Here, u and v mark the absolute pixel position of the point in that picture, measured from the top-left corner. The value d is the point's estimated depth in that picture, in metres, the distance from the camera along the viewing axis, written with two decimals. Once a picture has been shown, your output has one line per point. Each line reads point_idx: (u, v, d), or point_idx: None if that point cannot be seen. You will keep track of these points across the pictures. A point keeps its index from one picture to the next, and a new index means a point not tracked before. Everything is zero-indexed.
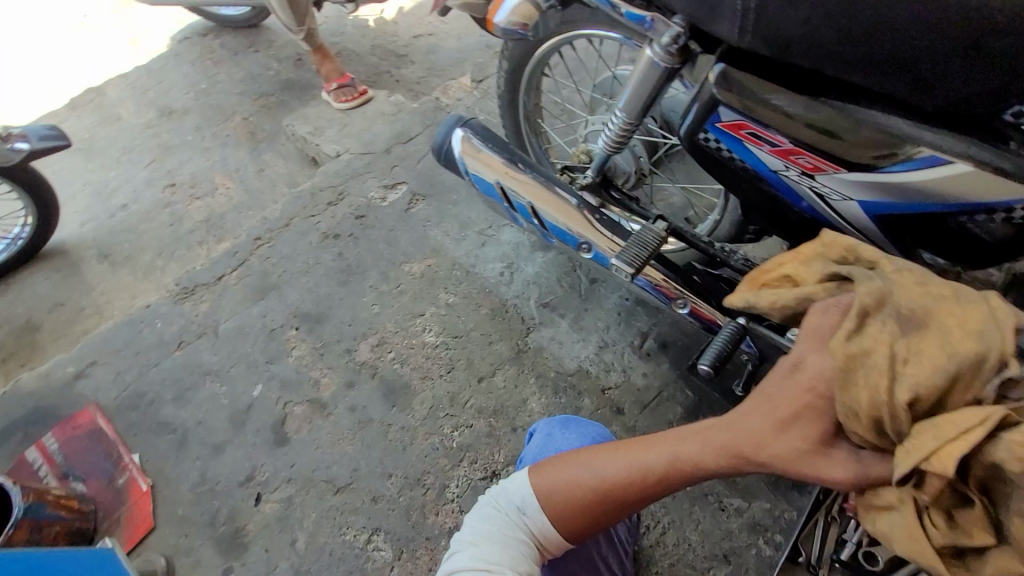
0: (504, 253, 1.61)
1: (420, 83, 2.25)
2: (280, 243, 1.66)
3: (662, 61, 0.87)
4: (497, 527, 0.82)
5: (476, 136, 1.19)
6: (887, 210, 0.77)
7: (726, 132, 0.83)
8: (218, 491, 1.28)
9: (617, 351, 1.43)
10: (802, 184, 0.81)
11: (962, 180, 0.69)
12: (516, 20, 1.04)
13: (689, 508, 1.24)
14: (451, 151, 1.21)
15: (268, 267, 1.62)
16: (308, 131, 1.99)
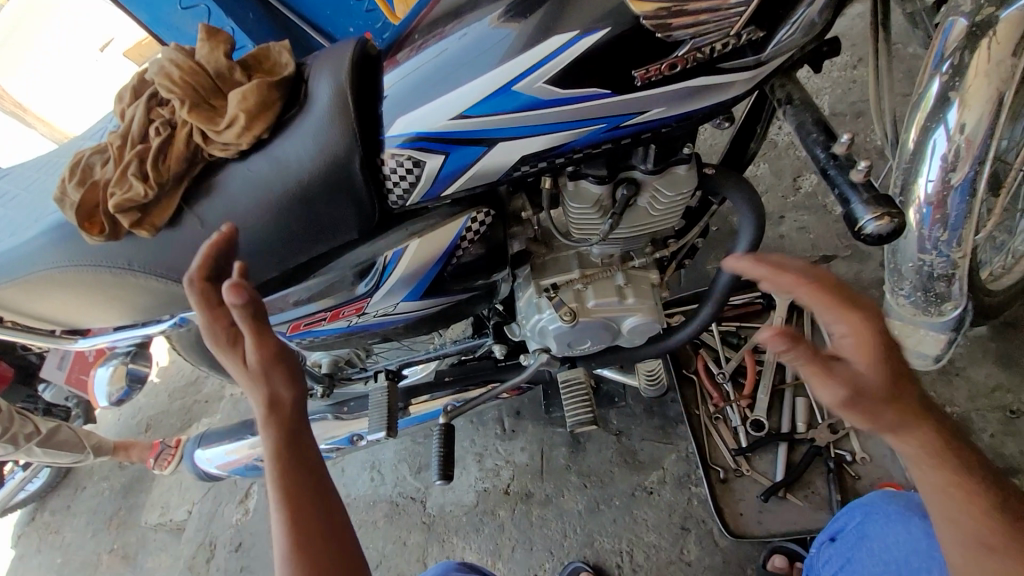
0: (362, 461, 1.74)
1: (219, 387, 2.38)
2: (230, 508, 1.86)
3: None
4: None
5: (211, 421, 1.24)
6: (422, 287, 0.86)
7: (296, 332, 0.91)
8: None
9: (491, 452, 1.56)
10: (369, 318, 0.89)
11: (426, 241, 0.80)
12: (114, 386, 1.02)
13: (630, 514, 1.33)
14: (204, 470, 1.28)
15: (230, 528, 1.82)
16: (168, 488, 2.18)
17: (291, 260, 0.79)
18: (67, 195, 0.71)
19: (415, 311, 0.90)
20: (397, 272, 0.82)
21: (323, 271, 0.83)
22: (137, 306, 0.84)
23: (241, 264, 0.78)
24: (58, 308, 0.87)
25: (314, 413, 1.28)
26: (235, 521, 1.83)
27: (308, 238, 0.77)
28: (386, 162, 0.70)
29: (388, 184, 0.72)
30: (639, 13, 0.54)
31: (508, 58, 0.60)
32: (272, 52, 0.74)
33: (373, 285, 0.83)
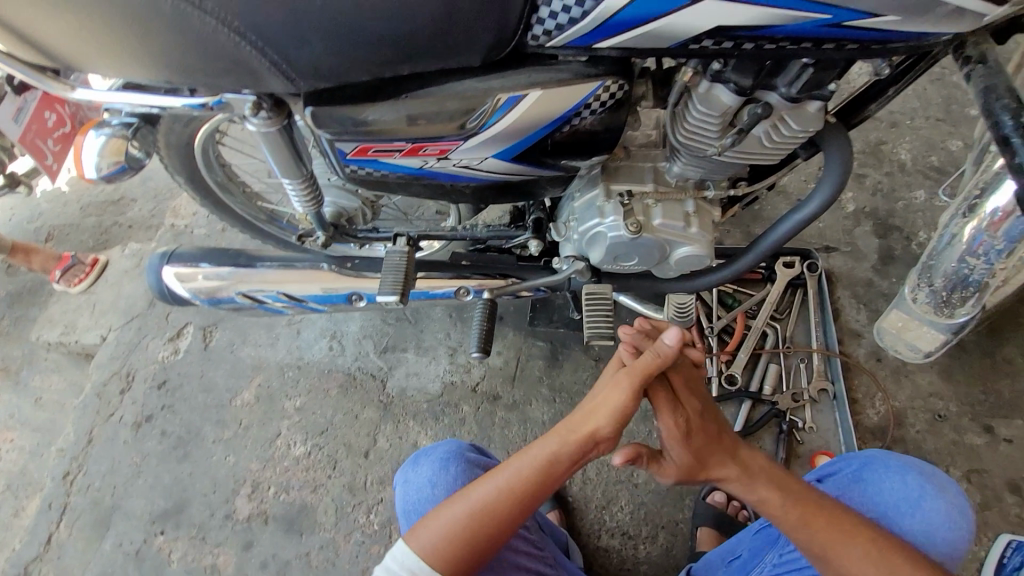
0: (322, 328, 1.64)
1: (152, 213, 2.10)
2: (155, 344, 1.69)
3: (267, 130, 0.79)
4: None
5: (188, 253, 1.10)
6: (517, 150, 0.78)
7: (358, 159, 0.79)
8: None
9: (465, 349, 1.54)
10: (445, 166, 0.80)
11: (549, 97, 0.71)
12: (108, 158, 0.81)
13: None
14: (169, 291, 1.13)
15: (153, 364, 1.65)
16: (71, 312, 1.91)
17: (394, 67, 0.67)
18: None
19: (493, 174, 0.82)
20: (504, 121, 0.73)
21: (419, 95, 0.71)
22: (177, 64, 0.67)
23: (338, 51, 0.65)
24: (64, 33, 0.68)
25: (309, 261, 1.13)
26: (159, 358, 1.66)
27: (429, 44, 0.65)
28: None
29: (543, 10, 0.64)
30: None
31: None
32: None
33: (471, 129, 0.74)
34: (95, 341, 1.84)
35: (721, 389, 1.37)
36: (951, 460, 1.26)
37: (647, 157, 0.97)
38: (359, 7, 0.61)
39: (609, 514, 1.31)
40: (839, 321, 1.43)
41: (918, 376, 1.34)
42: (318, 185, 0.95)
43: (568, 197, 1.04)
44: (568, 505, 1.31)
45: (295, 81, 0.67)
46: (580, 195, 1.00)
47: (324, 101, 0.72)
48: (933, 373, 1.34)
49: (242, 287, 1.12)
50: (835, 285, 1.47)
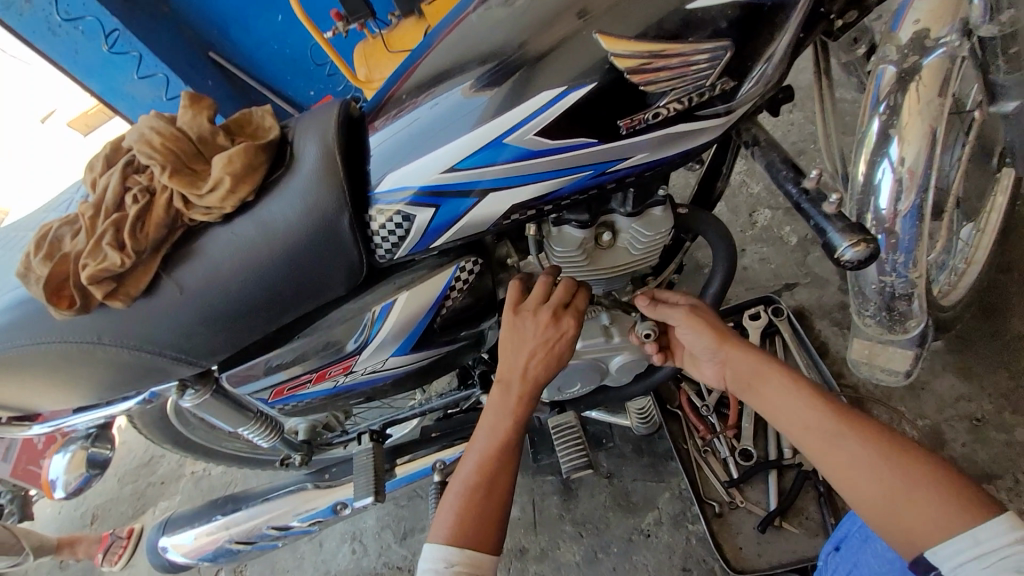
0: (342, 530, 1.62)
1: (176, 465, 2.20)
2: None
3: (202, 401, 0.88)
4: None
5: (186, 520, 1.17)
6: (413, 341, 0.85)
7: (281, 397, 0.87)
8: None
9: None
10: (358, 375, 0.87)
11: (414, 296, 0.79)
12: (73, 474, 0.94)
13: (629, 559, 1.29)
14: (172, 559, 1.17)
15: None
16: None
17: (273, 323, 0.77)
18: (32, 268, 0.68)
19: (405, 365, 0.88)
20: (385, 327, 0.81)
21: (307, 333, 0.80)
22: (99, 384, 0.79)
23: (219, 331, 0.74)
24: (9, 392, 0.80)
25: (290, 485, 1.17)
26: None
27: (291, 299, 0.74)
28: (375, 217, 0.70)
29: (372, 241, 0.72)
30: (621, 67, 0.59)
31: (495, 110, 0.62)
32: (255, 117, 0.75)
33: (362, 342, 0.81)
34: None
35: (741, 467, 1.29)
36: (1014, 467, 1.13)
37: None
38: (219, 298, 0.72)
39: None
40: (830, 354, 1.38)
41: (935, 385, 1.24)
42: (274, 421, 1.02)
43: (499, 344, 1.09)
44: None
45: (193, 364, 0.77)
46: None
47: (231, 364, 0.82)
48: (950, 376, 1.24)
49: (233, 534, 1.15)
50: (811, 319, 1.44)
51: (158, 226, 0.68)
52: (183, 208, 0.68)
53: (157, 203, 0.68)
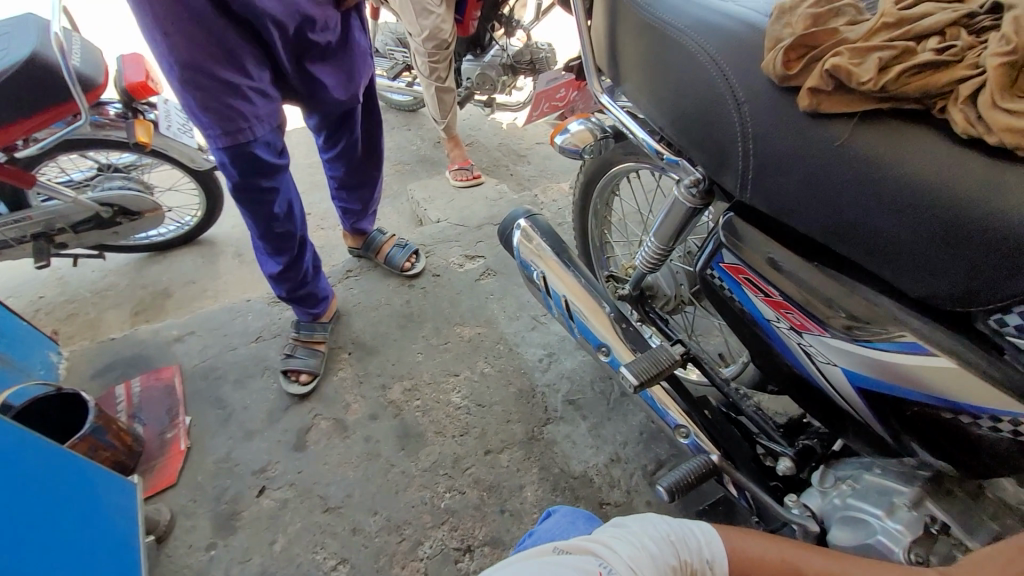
0: (548, 342, 1.76)
1: (528, 181, 2.59)
2: (446, 253, 2.09)
3: (685, 201, 0.90)
4: (666, 548, 0.72)
5: (538, 230, 1.33)
6: (869, 386, 0.70)
7: (727, 272, 0.82)
8: (235, 472, 1.50)
9: (627, 470, 1.45)
10: (790, 338, 0.77)
11: (953, 377, 0.62)
12: (574, 140, 1.11)
13: None
14: (511, 235, 1.37)
15: (438, 265, 2.04)
16: (424, 195, 2.45)
17: (834, 240, 0.69)
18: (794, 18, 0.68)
19: (825, 382, 0.75)
20: (886, 354, 0.66)
21: (831, 273, 0.71)
22: (679, 122, 0.83)
23: (802, 197, 0.70)
24: (639, 57, 0.90)
25: (601, 298, 1.23)
26: (449, 259, 2.06)
27: (880, 248, 0.65)
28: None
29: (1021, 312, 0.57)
30: None
31: None
32: None
33: (849, 335, 0.69)
34: (430, 220, 2.32)
35: None
36: None
37: (997, 517, 0.76)
38: (851, 183, 0.65)
39: None
40: None
41: None
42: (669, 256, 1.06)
43: (866, 461, 0.89)
44: None
45: (744, 189, 0.76)
46: (881, 474, 0.84)
47: (748, 217, 0.79)
48: None
49: (551, 274, 1.28)
50: None
51: (921, 88, 0.58)
52: (963, 97, 0.57)
53: (951, 69, 0.57)
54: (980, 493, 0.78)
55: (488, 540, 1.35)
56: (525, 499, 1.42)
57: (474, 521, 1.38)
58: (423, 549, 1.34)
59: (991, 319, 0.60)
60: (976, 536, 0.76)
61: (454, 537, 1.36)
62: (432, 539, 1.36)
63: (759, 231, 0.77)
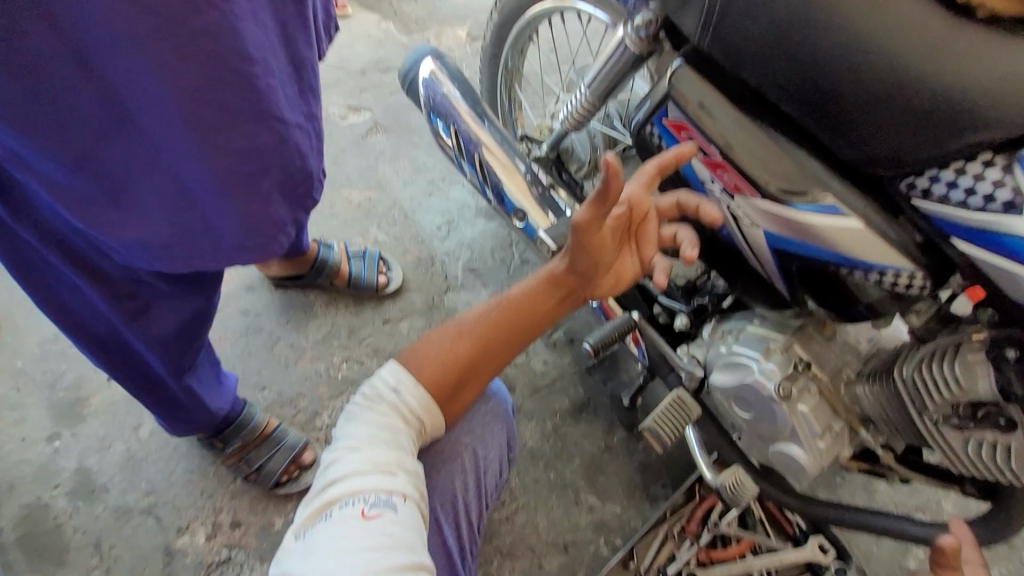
0: (447, 209, 1.64)
1: (416, 22, 2.17)
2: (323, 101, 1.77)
3: (631, 46, 0.81)
4: (364, 428, 0.71)
5: (447, 75, 1.15)
6: (784, 245, 0.76)
7: (669, 130, 0.79)
8: (72, 355, 1.25)
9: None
10: (721, 201, 0.79)
11: (858, 236, 0.68)
12: None
13: (547, 494, 1.33)
14: (416, 79, 1.17)
15: None
16: None
17: (784, 97, 0.67)
18: None
19: (745, 243, 0.81)
20: (806, 217, 0.71)
21: (771, 135, 0.70)
22: None
23: (766, 44, 0.65)
24: None
25: (519, 159, 1.14)
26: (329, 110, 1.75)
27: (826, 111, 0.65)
28: (984, 182, 0.59)
29: (929, 180, 0.63)
30: None
31: None
32: None
33: (778, 197, 0.72)
34: None
35: None
36: None
37: (840, 356, 0.93)
38: (817, 34, 0.62)
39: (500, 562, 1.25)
40: None
41: None
42: (596, 112, 0.98)
43: (749, 315, 1.00)
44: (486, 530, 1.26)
45: (704, 33, 0.69)
46: (759, 325, 0.96)
47: (699, 68, 0.74)
48: None
49: (464, 128, 1.14)
50: None
51: None
52: None
53: None
54: (833, 336, 0.93)
55: None
56: None
57: None
58: (319, 420, 1.29)
59: (902, 182, 0.65)
60: (824, 370, 0.92)
61: None
62: (329, 409, 1.31)
63: (707, 83, 0.73)
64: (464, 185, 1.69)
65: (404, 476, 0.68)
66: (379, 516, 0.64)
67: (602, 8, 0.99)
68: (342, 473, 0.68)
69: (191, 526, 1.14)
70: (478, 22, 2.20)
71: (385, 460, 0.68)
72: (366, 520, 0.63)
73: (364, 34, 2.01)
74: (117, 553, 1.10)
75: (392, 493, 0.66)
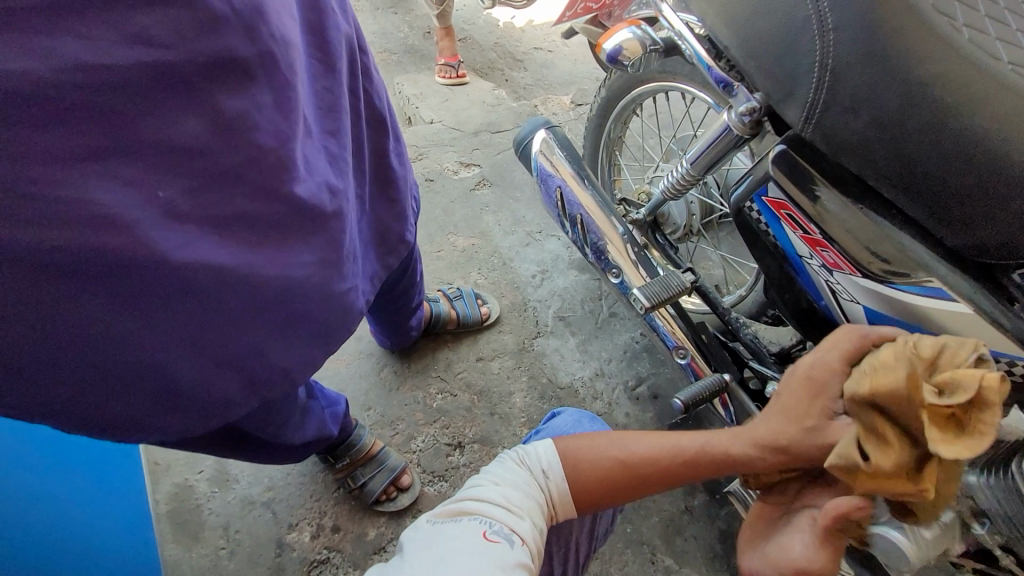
0: (542, 259, 1.76)
1: (524, 89, 2.40)
2: (440, 158, 2.00)
3: (734, 129, 0.88)
4: (515, 472, 0.76)
5: (557, 143, 1.29)
6: (884, 323, 0.78)
7: (768, 207, 0.85)
8: None
9: (609, 384, 1.54)
10: (820, 275, 0.83)
11: (966, 321, 0.68)
12: (625, 48, 1.02)
13: (622, 547, 1.33)
14: (529, 146, 1.32)
15: (431, 171, 1.96)
16: (414, 93, 2.28)
17: (887, 184, 0.71)
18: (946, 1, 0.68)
19: (843, 316, 0.83)
20: (908, 297, 0.73)
21: (875, 216, 0.74)
22: (747, 45, 0.81)
23: (870, 136, 0.70)
24: None
25: (618, 221, 1.23)
26: (443, 165, 1.98)
27: (935, 198, 0.68)
28: None
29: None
30: None
31: None
32: None
33: (879, 277, 0.74)
34: (422, 120, 2.18)
35: None
36: None
37: None
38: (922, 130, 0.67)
39: None
40: None
41: None
42: (695, 183, 1.06)
43: None
44: None
45: (808, 124, 0.75)
46: None
47: (802, 152, 0.79)
48: None
49: (568, 189, 1.26)
50: None
51: None
52: None
53: None
54: None
55: (477, 439, 1.43)
56: (512, 401, 1.49)
57: (463, 421, 1.45)
58: (412, 443, 1.41)
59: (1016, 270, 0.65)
60: None
61: (445, 435, 1.43)
62: (423, 434, 1.43)
63: (808, 167, 0.78)
64: (559, 238, 1.81)
65: (531, 526, 0.69)
66: (502, 541, 0.64)
67: (706, 91, 1.07)
68: (481, 497, 0.71)
69: (299, 524, 1.28)
70: (581, 89, 2.38)
71: (521, 507, 0.71)
72: (486, 537, 0.64)
73: (478, 98, 2.26)
74: (239, 538, 1.26)
75: (516, 532, 0.67)
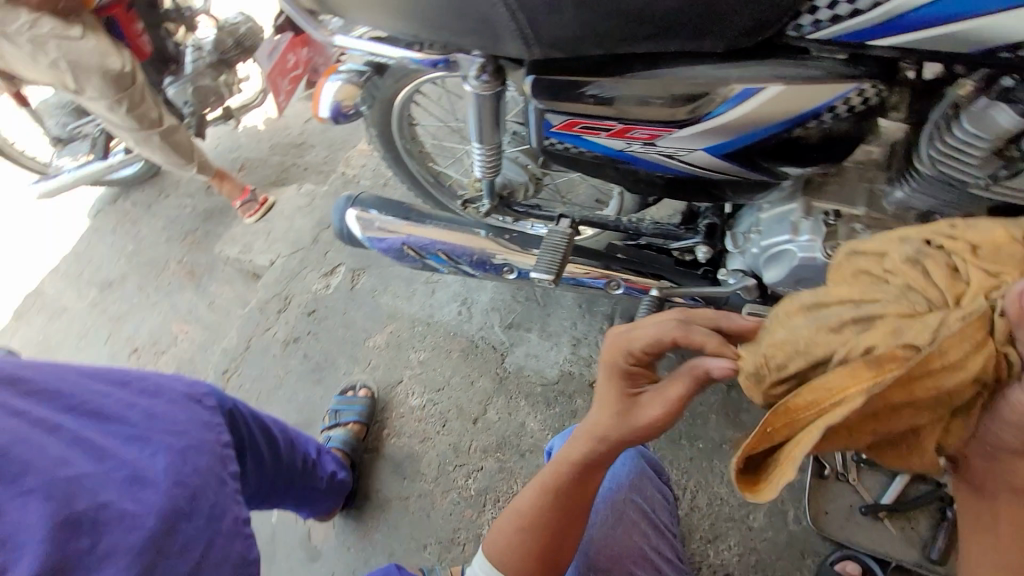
0: (455, 293, 1.70)
1: (323, 164, 2.29)
2: (304, 285, 1.89)
3: (483, 93, 0.81)
4: None
5: (371, 207, 1.21)
6: (729, 149, 0.73)
7: (564, 133, 0.79)
8: None
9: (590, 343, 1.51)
10: (650, 152, 0.78)
11: (783, 97, 0.65)
12: (341, 98, 0.93)
13: (709, 462, 1.31)
14: (350, 230, 1.23)
15: (307, 302, 1.85)
16: (239, 250, 2.15)
17: (631, 42, 0.66)
18: None
19: (696, 168, 0.79)
20: (726, 115, 0.69)
21: (645, 74, 0.69)
22: (424, 21, 0.73)
23: (583, 17, 0.64)
24: None
25: (474, 228, 1.17)
26: (313, 288, 1.87)
27: (677, 22, 0.62)
28: None
29: (809, 12, 0.59)
30: None
31: None
32: None
33: (691, 116, 0.70)
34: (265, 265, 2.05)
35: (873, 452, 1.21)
36: None
37: (864, 176, 0.87)
38: None
39: (715, 550, 1.22)
40: None
41: None
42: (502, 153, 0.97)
43: (754, 206, 0.96)
44: (684, 531, 1.24)
45: (530, 46, 0.68)
46: (771, 208, 0.92)
47: (549, 70, 0.72)
48: None
49: (413, 238, 1.19)
50: None
51: None
52: None
53: None
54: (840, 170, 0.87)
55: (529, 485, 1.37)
56: (529, 428, 1.48)
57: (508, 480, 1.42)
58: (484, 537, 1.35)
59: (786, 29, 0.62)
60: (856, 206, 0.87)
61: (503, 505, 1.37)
62: (487, 521, 1.38)
63: (561, 78, 0.72)
64: None
65: None
66: None
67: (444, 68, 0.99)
68: None
69: None
70: None
71: None
72: None
73: (297, 205, 2.20)
74: None
75: None
